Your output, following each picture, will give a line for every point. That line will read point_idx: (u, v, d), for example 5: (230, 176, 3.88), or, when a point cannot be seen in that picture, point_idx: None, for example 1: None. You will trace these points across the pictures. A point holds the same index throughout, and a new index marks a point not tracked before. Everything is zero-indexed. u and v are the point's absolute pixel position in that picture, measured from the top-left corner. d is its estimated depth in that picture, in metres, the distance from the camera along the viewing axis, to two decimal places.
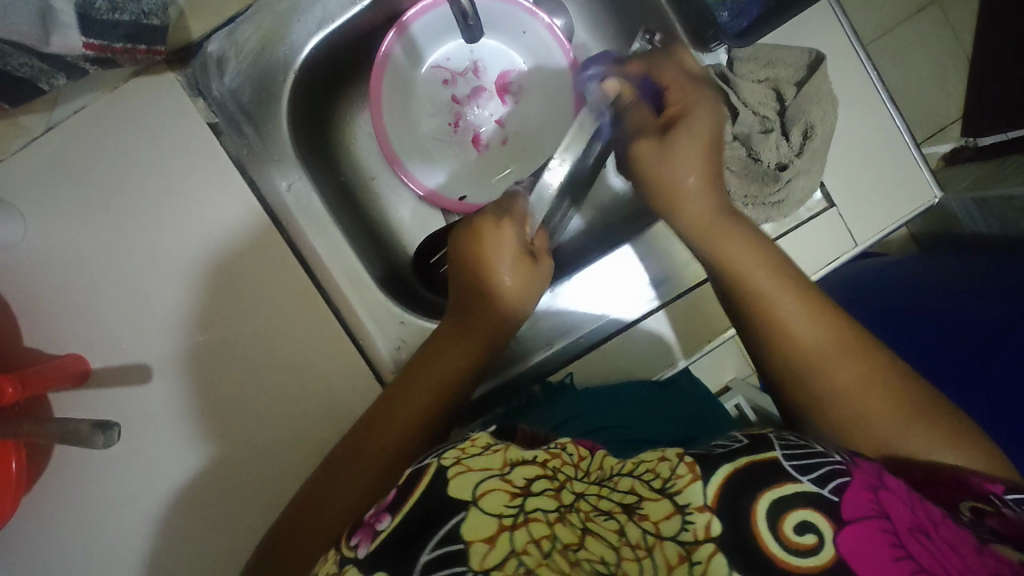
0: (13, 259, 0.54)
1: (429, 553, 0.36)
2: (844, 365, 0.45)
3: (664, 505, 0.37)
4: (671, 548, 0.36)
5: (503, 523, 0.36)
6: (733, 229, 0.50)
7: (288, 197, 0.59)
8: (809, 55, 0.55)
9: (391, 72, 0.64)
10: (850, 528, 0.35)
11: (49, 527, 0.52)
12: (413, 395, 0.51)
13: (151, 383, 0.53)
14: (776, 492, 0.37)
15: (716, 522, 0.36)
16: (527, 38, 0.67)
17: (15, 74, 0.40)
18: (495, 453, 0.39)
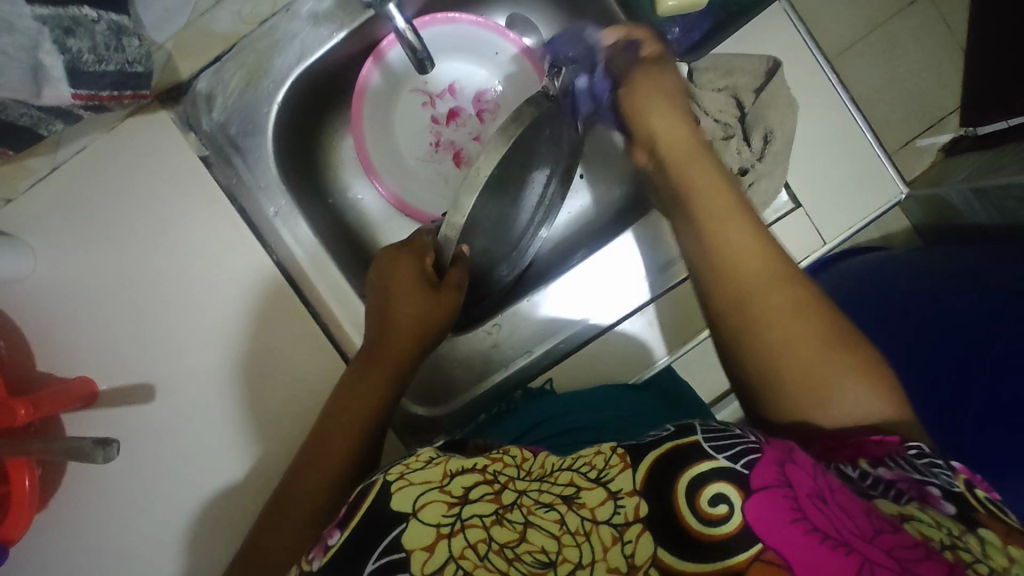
0: (27, 289, 0.58)
1: (373, 562, 0.39)
2: (770, 300, 0.46)
3: (599, 492, 0.40)
4: (606, 531, 0.39)
5: (441, 531, 0.39)
6: (705, 162, 0.52)
7: (276, 222, 0.62)
8: (766, 63, 0.57)
9: (370, 99, 0.67)
10: (758, 494, 0.37)
11: (62, 538, 0.55)
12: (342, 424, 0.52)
13: (152, 401, 0.57)
14: (692, 471, 0.39)
15: (644, 504, 0.39)
16: (499, 59, 0.70)
17: (17, 124, 0.44)
18: (438, 465, 0.43)
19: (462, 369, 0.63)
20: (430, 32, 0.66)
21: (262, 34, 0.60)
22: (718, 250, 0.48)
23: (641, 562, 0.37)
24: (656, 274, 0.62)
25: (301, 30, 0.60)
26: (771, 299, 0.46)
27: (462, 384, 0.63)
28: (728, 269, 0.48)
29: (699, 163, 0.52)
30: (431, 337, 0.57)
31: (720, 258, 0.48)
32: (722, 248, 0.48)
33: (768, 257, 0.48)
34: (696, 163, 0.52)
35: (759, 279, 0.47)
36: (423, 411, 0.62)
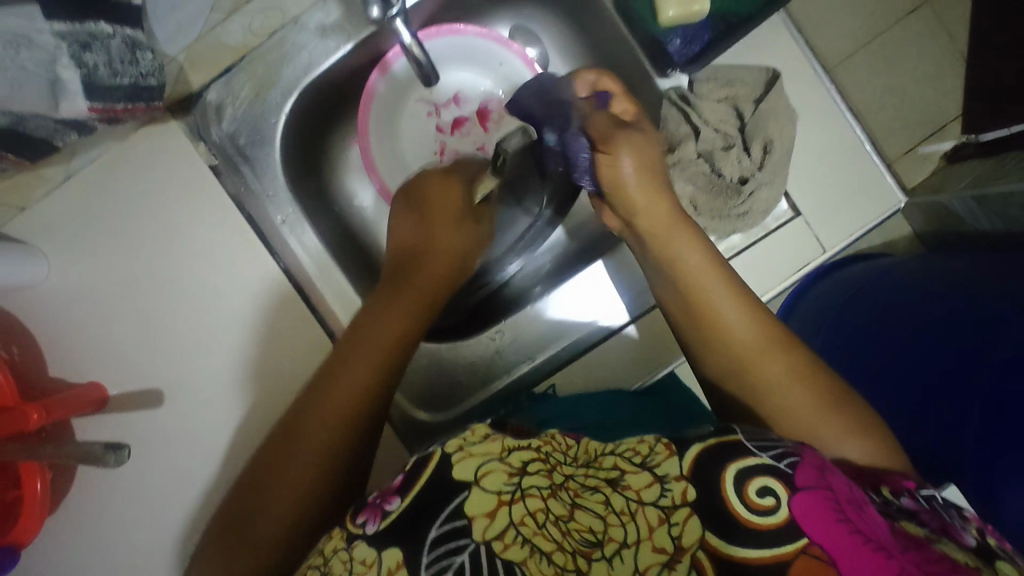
0: (44, 294, 0.60)
1: (436, 530, 0.39)
2: (765, 368, 0.49)
3: (645, 477, 0.41)
4: (653, 510, 0.39)
5: (502, 498, 0.40)
6: (688, 230, 0.54)
7: (285, 229, 0.63)
8: (766, 73, 0.58)
9: (377, 109, 0.69)
10: (805, 493, 0.39)
11: (71, 541, 0.56)
12: (338, 391, 0.48)
13: (162, 406, 0.58)
14: (743, 460, 0.40)
15: (691, 490, 0.40)
16: (502, 69, 0.71)
17: (34, 136, 0.45)
18: (494, 441, 0.44)
19: (465, 375, 0.64)
20: (435, 44, 0.67)
21: (271, 46, 0.61)
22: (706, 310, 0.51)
23: (688, 545, 0.38)
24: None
25: (309, 42, 0.61)
26: (766, 365, 0.49)
27: (466, 390, 0.64)
28: (711, 333, 0.51)
29: (683, 231, 0.53)
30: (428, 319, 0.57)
31: (709, 318, 0.51)
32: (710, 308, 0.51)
33: (755, 321, 0.50)
34: (680, 231, 0.54)
35: (745, 345, 0.50)
36: (429, 416, 0.63)
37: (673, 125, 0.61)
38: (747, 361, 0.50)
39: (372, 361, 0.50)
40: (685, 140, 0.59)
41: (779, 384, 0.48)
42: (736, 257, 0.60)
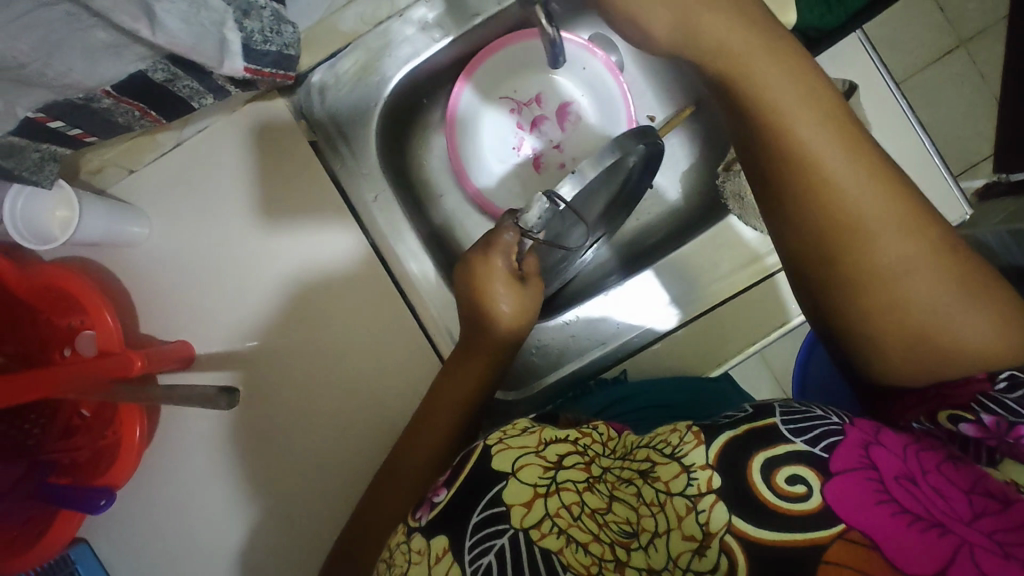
0: (140, 253, 0.64)
1: (478, 515, 0.44)
2: (918, 287, 0.41)
3: (673, 467, 0.42)
4: (680, 501, 0.41)
5: (539, 490, 0.44)
6: (813, 112, 0.43)
7: (374, 207, 0.66)
8: (841, 84, 0.61)
9: (464, 102, 0.73)
10: (838, 478, 0.39)
11: (164, 477, 0.62)
12: (438, 422, 0.56)
13: (252, 365, 0.62)
14: (770, 451, 0.41)
15: (716, 478, 0.41)
16: (585, 73, 0.75)
17: (177, 94, 0.49)
18: (532, 434, 0.48)
19: (540, 357, 0.67)
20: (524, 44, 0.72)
21: (375, 34, 0.65)
22: (846, 220, 0.42)
23: (716, 528, 0.40)
24: (730, 276, 0.65)
25: (412, 34, 0.65)
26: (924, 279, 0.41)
27: (539, 370, 0.67)
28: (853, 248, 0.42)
29: (809, 116, 0.43)
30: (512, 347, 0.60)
31: (849, 229, 0.42)
32: (852, 218, 0.42)
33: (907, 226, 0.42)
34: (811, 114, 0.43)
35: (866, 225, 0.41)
36: (513, 396, 0.66)
37: None
38: (896, 282, 0.42)
39: (480, 367, 0.58)
40: None
41: (941, 307, 0.41)
42: None
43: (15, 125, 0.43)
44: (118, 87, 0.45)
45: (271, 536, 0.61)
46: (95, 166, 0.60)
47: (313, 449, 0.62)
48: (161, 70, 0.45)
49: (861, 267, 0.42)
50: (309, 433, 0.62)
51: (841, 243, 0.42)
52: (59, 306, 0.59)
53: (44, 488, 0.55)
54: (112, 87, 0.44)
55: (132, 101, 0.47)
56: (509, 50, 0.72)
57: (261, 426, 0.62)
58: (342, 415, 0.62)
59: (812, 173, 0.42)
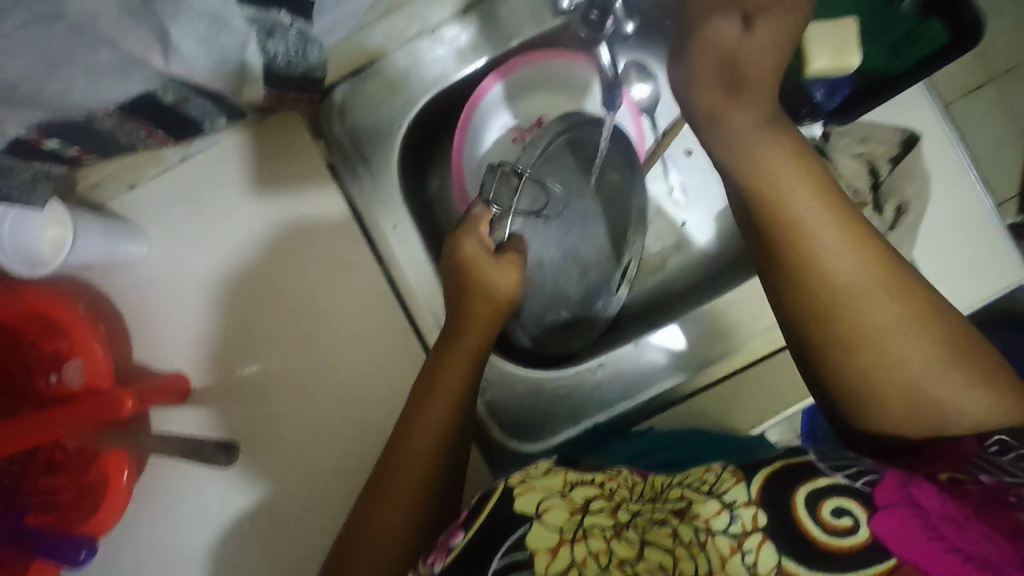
0: (135, 275, 0.59)
1: (499, 560, 0.39)
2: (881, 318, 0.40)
3: (713, 504, 0.40)
4: (724, 540, 0.38)
5: (565, 536, 0.39)
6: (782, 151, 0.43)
7: (393, 237, 0.61)
8: (902, 132, 0.57)
9: (476, 119, 0.65)
10: (884, 512, 0.37)
11: (152, 518, 0.57)
12: (417, 447, 0.49)
13: (255, 402, 0.58)
14: (809, 486, 0.39)
15: (761, 515, 0.39)
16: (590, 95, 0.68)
17: (187, 115, 0.45)
18: (556, 475, 0.43)
19: (560, 409, 0.61)
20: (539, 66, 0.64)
21: (403, 52, 0.60)
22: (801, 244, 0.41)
23: (765, 569, 0.37)
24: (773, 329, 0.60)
25: (443, 53, 0.61)
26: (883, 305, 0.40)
27: (558, 419, 0.61)
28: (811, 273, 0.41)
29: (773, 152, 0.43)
30: (497, 332, 0.54)
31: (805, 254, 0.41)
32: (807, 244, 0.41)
33: (864, 252, 0.41)
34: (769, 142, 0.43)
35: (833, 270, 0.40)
36: (529, 447, 0.60)
37: None
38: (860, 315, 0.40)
39: (461, 372, 0.51)
40: None
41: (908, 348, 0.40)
42: None
43: (6, 144, 0.38)
44: (123, 108, 0.40)
45: None
46: (92, 181, 0.56)
47: (312, 498, 0.57)
48: (172, 91, 0.40)
49: (839, 343, 0.41)
50: (311, 478, 0.57)
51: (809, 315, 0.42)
52: (47, 330, 0.54)
53: (17, 534, 0.49)
54: (117, 107, 0.40)
55: (138, 121, 0.43)
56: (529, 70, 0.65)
57: (258, 470, 0.57)
58: (344, 462, 0.57)
59: (789, 240, 0.41)
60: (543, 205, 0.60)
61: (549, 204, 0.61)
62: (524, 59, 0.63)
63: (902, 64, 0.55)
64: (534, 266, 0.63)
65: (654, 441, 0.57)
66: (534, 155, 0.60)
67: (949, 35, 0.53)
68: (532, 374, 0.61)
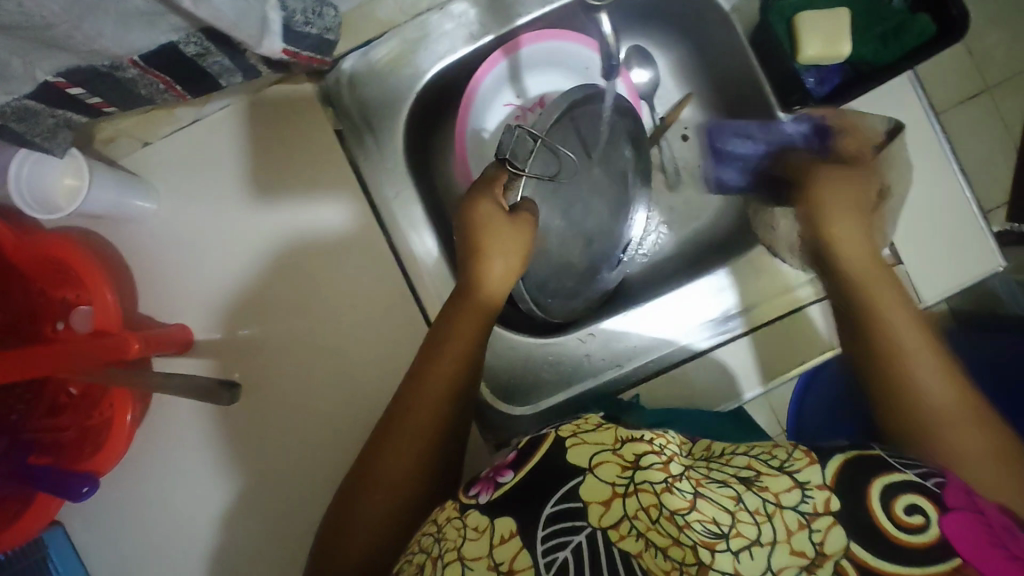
0: (144, 231, 0.61)
1: (551, 507, 0.41)
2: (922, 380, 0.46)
3: (783, 480, 0.40)
4: (792, 515, 0.38)
5: (617, 490, 0.40)
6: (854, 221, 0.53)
7: (394, 203, 0.64)
8: (888, 122, 0.59)
9: (482, 94, 0.68)
10: (953, 513, 0.37)
11: (151, 463, 0.59)
12: (422, 403, 0.51)
13: (251, 356, 0.60)
14: (886, 478, 0.39)
15: (835, 500, 0.38)
16: (588, 74, 0.70)
17: (206, 71, 0.47)
18: (607, 431, 0.44)
19: (549, 373, 0.64)
20: (543, 45, 0.67)
21: (414, 26, 0.62)
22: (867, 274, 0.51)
23: (831, 551, 0.37)
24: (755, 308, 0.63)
25: (450, 29, 0.63)
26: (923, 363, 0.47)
27: (548, 385, 0.64)
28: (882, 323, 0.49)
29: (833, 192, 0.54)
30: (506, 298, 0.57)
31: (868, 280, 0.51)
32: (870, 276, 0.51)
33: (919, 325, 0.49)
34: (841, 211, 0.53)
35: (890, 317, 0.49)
36: (519, 411, 0.63)
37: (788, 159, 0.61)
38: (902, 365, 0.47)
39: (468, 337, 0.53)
40: None
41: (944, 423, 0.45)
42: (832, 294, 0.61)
43: (34, 87, 0.40)
44: (147, 57, 0.42)
45: (258, 535, 0.58)
46: (108, 135, 0.57)
47: (306, 451, 0.59)
48: (193, 44, 0.43)
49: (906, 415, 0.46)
50: (306, 432, 0.60)
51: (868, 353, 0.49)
52: (57, 278, 0.57)
53: (23, 470, 0.52)
54: (140, 57, 0.42)
55: (158, 73, 0.45)
56: (536, 48, 0.67)
57: (256, 424, 0.60)
58: (337, 419, 0.60)
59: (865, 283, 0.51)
60: (555, 170, 0.60)
61: (561, 167, 0.60)
62: (530, 38, 0.66)
63: (888, 55, 0.58)
64: (541, 231, 0.63)
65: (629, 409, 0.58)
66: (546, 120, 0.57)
67: (936, 29, 0.56)
68: (522, 339, 0.64)
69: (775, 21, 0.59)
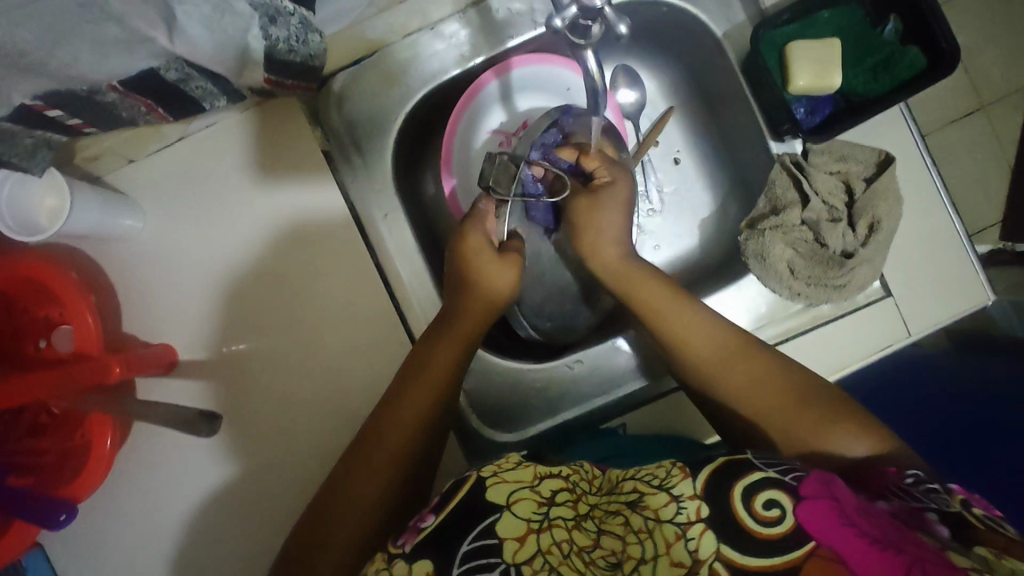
0: (130, 249, 0.60)
1: (468, 545, 0.42)
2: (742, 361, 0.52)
3: (662, 497, 0.42)
4: (669, 527, 0.41)
5: (531, 525, 0.43)
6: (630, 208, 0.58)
7: (383, 225, 0.63)
8: (878, 154, 0.59)
9: (467, 118, 0.67)
10: (806, 502, 0.40)
11: (131, 486, 0.58)
12: (399, 423, 0.51)
13: (233, 377, 0.59)
14: (745, 480, 0.42)
15: (705, 506, 0.41)
16: (569, 95, 0.69)
17: (189, 94, 0.46)
18: (527, 468, 0.47)
19: (538, 401, 0.63)
20: (526, 70, 0.66)
21: (403, 47, 0.62)
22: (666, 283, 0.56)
23: (704, 556, 0.40)
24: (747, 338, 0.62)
25: (440, 50, 0.62)
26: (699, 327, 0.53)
27: (536, 411, 0.63)
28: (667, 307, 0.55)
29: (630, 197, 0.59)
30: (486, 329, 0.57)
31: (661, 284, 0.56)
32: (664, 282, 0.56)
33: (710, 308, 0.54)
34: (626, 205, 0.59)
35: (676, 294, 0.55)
36: (504, 437, 0.62)
37: (780, 189, 0.61)
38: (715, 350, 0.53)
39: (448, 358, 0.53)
40: (791, 207, 0.60)
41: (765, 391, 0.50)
42: (823, 324, 0.61)
43: (11, 111, 0.39)
44: (126, 83, 0.41)
45: (238, 562, 0.57)
46: (92, 154, 0.56)
47: (286, 477, 0.58)
48: (174, 70, 0.42)
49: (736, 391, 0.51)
50: (288, 456, 0.59)
51: (727, 384, 0.52)
52: (39, 297, 0.56)
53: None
54: (120, 82, 0.41)
55: (139, 96, 0.44)
56: (521, 72, 0.66)
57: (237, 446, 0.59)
58: (319, 443, 0.59)
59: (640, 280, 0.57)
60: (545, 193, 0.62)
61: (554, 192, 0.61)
62: (516, 62, 0.65)
63: (877, 87, 0.58)
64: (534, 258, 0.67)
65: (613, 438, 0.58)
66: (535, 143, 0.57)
67: (926, 62, 0.55)
68: (511, 365, 0.62)
69: (765, 47, 0.58)
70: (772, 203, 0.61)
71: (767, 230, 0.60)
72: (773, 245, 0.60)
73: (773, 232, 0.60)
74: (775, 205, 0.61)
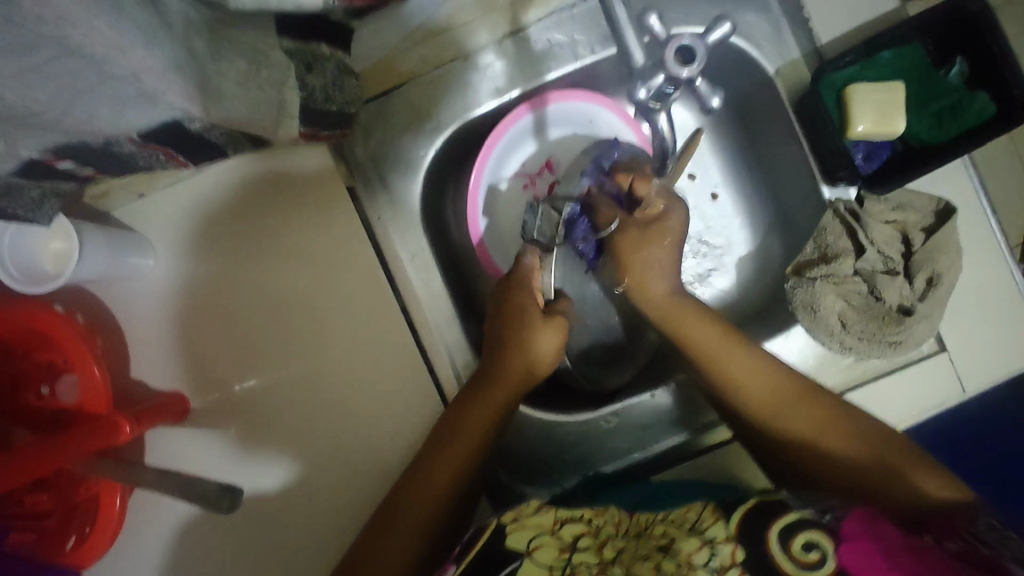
0: (138, 291, 0.57)
1: None
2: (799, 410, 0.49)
3: (694, 541, 0.41)
4: (703, 574, 0.39)
5: (556, 573, 0.40)
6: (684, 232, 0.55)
7: (411, 267, 0.59)
8: (936, 204, 0.56)
9: (495, 154, 0.63)
10: (849, 544, 0.39)
11: (142, 545, 0.55)
12: (426, 490, 0.47)
13: (250, 430, 0.56)
14: (782, 521, 0.41)
15: (739, 551, 0.40)
16: (592, 127, 0.64)
17: (211, 141, 0.42)
18: (547, 512, 0.44)
19: (572, 455, 0.60)
20: (559, 107, 0.62)
21: (434, 79, 0.58)
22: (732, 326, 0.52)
23: None
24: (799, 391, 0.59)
25: (475, 85, 0.59)
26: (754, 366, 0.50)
27: (568, 466, 0.60)
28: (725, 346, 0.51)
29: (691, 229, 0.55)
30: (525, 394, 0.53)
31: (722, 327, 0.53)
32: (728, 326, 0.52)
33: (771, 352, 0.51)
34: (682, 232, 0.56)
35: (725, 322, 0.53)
36: (533, 491, 0.60)
37: (832, 237, 0.57)
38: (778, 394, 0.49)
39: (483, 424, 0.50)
40: (844, 256, 0.57)
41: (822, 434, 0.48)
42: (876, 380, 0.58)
43: (17, 167, 0.35)
44: (146, 135, 0.37)
45: None
46: (101, 191, 0.53)
47: (306, 536, 0.55)
48: (199, 121, 0.38)
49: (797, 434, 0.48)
50: (308, 515, 0.55)
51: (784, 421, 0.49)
52: (43, 345, 0.52)
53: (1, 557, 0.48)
54: (139, 134, 0.37)
55: (158, 146, 0.40)
56: (553, 108, 0.62)
57: (254, 504, 0.55)
58: (342, 502, 0.55)
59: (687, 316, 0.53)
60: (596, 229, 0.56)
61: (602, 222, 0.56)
62: (551, 98, 0.61)
63: (943, 135, 0.55)
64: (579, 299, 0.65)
65: (651, 495, 0.56)
66: (572, 184, 0.55)
67: (996, 109, 0.52)
68: (546, 417, 0.59)
69: (823, 90, 0.55)
70: (822, 251, 0.58)
71: (818, 280, 0.57)
72: (824, 296, 0.56)
73: (824, 283, 0.57)
74: (825, 253, 0.58)
